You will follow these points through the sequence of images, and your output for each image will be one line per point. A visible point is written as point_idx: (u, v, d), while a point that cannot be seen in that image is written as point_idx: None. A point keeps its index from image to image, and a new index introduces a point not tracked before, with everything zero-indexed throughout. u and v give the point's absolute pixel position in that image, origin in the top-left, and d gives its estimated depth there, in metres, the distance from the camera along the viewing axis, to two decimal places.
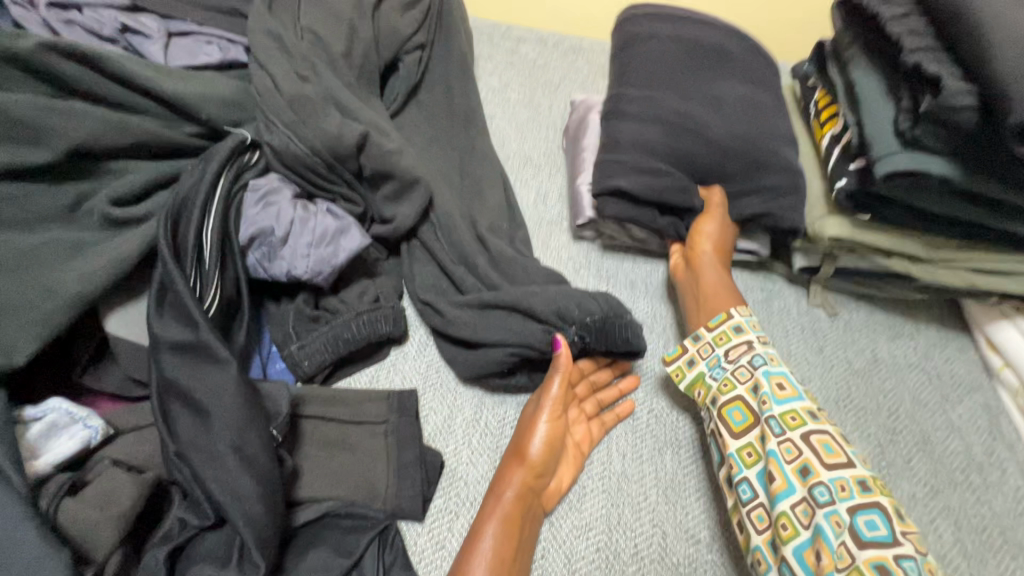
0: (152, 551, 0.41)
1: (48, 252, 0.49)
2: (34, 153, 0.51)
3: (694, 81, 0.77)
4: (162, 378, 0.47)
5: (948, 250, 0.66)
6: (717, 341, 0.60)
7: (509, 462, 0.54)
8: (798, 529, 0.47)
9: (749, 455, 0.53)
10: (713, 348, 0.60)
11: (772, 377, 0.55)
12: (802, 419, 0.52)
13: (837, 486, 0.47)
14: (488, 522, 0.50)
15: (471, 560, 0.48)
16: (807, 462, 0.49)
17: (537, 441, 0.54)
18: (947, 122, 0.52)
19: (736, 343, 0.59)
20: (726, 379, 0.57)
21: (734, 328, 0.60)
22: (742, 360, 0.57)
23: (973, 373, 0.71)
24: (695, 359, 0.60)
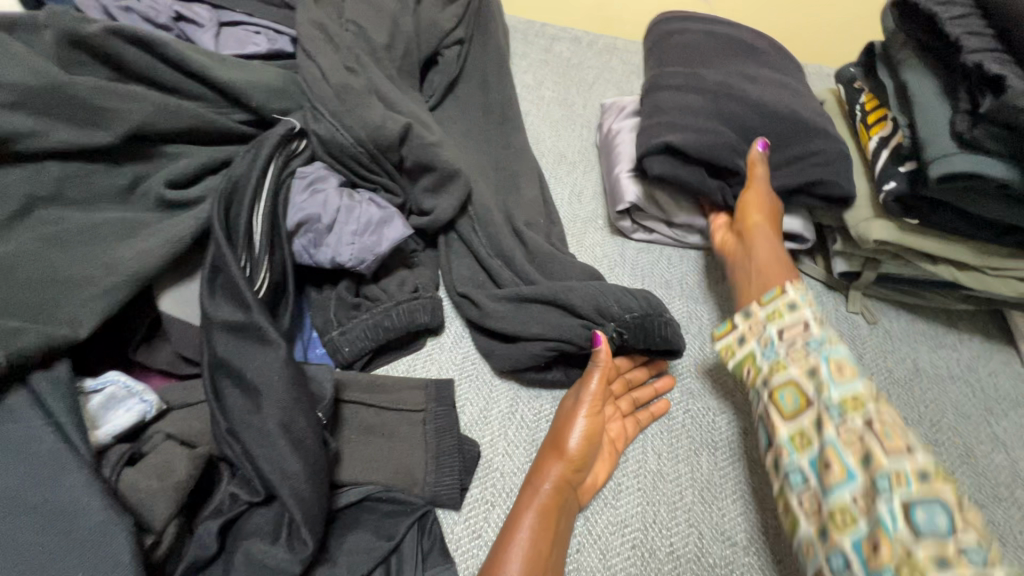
0: (204, 523, 0.42)
1: (108, 231, 0.51)
2: (96, 134, 0.53)
3: (736, 81, 0.77)
4: (214, 357, 0.48)
5: (1001, 259, 0.64)
6: (771, 319, 0.57)
7: (547, 454, 0.54)
8: (851, 520, 0.42)
9: (800, 440, 0.48)
10: (767, 326, 0.57)
11: (831, 361, 0.50)
12: (862, 401, 0.46)
13: (892, 475, 0.41)
14: (525, 513, 0.50)
15: (508, 550, 0.48)
16: (865, 447, 0.44)
17: (576, 436, 0.54)
18: (1009, 125, 0.50)
19: (792, 323, 0.55)
20: (779, 361, 0.53)
21: (788, 306, 0.56)
22: (797, 342, 0.53)
23: (1018, 387, 0.70)
24: (748, 337, 0.58)
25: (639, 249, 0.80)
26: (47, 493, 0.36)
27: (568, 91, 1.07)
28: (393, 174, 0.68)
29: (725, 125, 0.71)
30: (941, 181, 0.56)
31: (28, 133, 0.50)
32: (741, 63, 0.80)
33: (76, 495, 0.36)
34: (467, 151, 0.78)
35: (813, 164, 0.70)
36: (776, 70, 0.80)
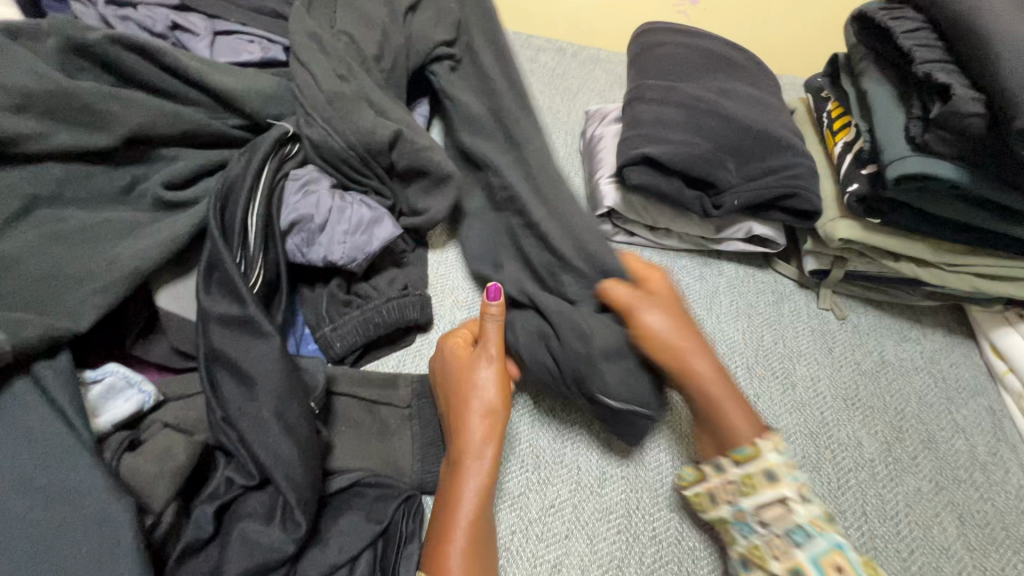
0: (201, 506, 0.44)
1: (108, 229, 0.53)
2: (96, 137, 0.55)
3: (710, 89, 0.81)
4: (211, 349, 0.50)
5: (958, 256, 0.68)
6: (743, 488, 0.48)
7: (462, 409, 0.52)
8: None
9: None
10: (738, 497, 0.49)
11: (827, 558, 0.43)
12: None
13: None
14: (468, 475, 0.50)
15: (455, 511, 0.48)
16: None
17: (490, 389, 0.53)
18: (955, 130, 0.55)
19: (767, 500, 0.47)
20: (756, 544, 0.47)
21: (765, 475, 0.47)
22: (777, 529, 0.46)
23: (978, 377, 0.74)
24: (716, 496, 0.50)
25: (620, 250, 0.83)
26: (51, 474, 0.38)
27: (553, 100, 1.11)
28: (383, 177, 0.71)
29: (699, 130, 0.75)
30: (897, 182, 0.60)
31: (31, 136, 0.52)
32: (716, 74, 0.85)
33: (80, 476, 0.38)
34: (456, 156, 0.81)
35: (783, 166, 0.74)
36: (748, 80, 0.85)
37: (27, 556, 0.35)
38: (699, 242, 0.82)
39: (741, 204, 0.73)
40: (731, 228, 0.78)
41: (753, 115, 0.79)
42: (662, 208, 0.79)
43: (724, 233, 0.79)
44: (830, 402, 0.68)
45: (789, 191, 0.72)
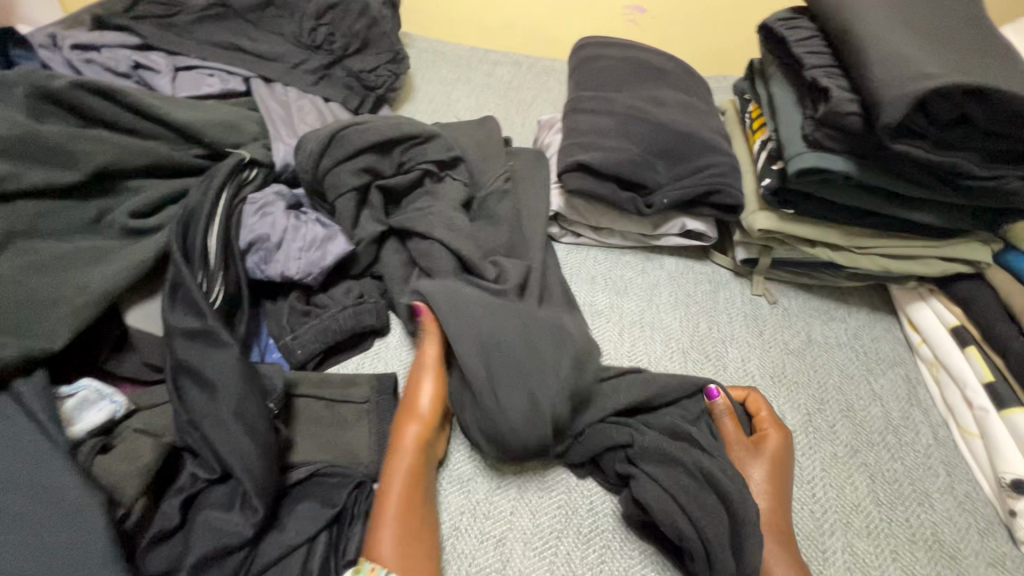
0: (170, 501, 0.49)
1: (78, 257, 0.58)
2: (64, 174, 0.60)
3: (641, 96, 0.88)
4: (176, 360, 0.55)
5: (865, 240, 0.75)
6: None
7: (401, 420, 0.60)
8: None
9: None
10: None
11: None
12: None
13: None
14: (395, 473, 0.56)
15: (383, 505, 0.54)
16: None
17: (424, 398, 0.61)
18: (839, 127, 0.61)
19: None
20: None
21: None
22: None
23: (896, 350, 0.80)
24: None
25: (568, 250, 0.89)
26: (30, 474, 0.43)
27: (508, 112, 1.17)
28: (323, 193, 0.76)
29: (630, 136, 0.81)
30: (798, 175, 0.66)
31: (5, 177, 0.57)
32: (649, 82, 0.91)
33: (56, 476, 0.43)
34: None
35: (707, 164, 0.80)
36: (678, 87, 0.92)
37: (9, 546, 0.40)
38: (641, 239, 0.88)
39: (669, 202, 0.79)
40: (666, 224, 0.84)
41: (681, 118, 0.86)
42: (602, 210, 0.84)
43: (661, 229, 0.85)
44: (758, 379, 0.74)
45: (712, 187, 0.78)
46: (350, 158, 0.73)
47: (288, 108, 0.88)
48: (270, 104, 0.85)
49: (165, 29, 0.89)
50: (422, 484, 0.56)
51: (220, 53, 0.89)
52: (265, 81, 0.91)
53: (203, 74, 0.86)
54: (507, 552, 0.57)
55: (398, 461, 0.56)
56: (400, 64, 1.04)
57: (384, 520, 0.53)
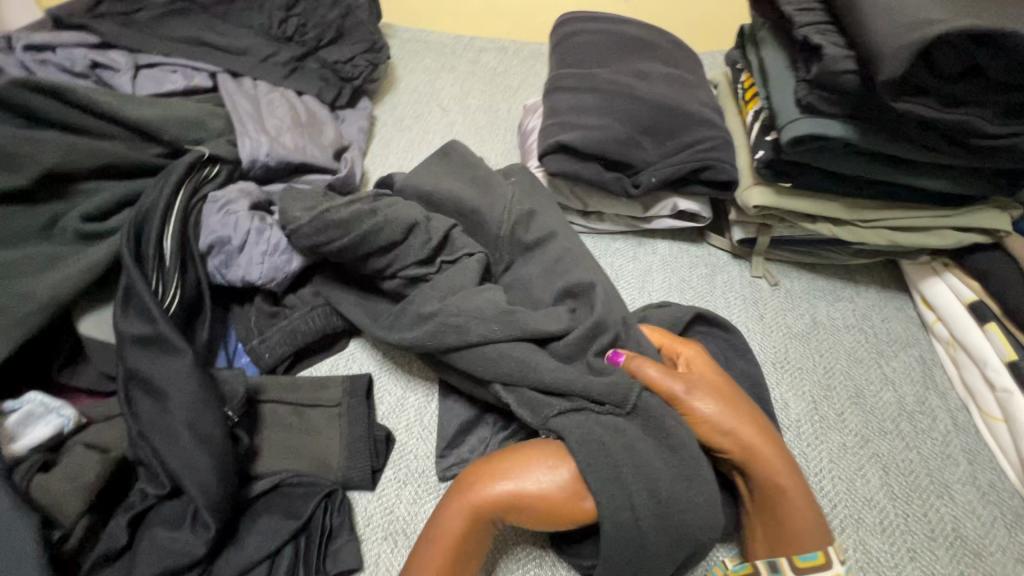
0: (119, 520, 0.46)
1: (24, 265, 0.55)
2: (8, 178, 0.58)
3: (625, 71, 0.83)
4: (127, 369, 0.52)
5: (870, 212, 0.69)
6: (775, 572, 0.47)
7: (467, 497, 0.47)
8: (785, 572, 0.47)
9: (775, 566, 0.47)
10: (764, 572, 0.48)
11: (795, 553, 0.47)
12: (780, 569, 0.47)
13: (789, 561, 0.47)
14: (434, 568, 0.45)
15: None
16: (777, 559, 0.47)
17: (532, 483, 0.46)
18: (834, 88, 0.56)
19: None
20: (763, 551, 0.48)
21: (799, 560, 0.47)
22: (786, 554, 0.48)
23: (910, 330, 0.74)
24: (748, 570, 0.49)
25: None
26: None
27: (493, 98, 1.12)
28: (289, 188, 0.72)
29: (614, 112, 0.76)
30: (792, 144, 0.61)
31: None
32: (634, 56, 0.86)
33: None
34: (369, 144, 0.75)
35: (697, 138, 0.75)
36: (667, 61, 0.86)
37: None
38: (633, 223, 0.82)
39: (658, 181, 0.73)
40: (657, 205, 0.79)
41: (670, 92, 0.80)
42: (589, 192, 0.79)
43: (652, 211, 0.79)
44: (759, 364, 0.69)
45: (703, 162, 0.72)
46: None
47: (256, 102, 0.84)
48: (236, 99, 0.82)
49: (127, 26, 0.86)
50: (465, 547, 0.46)
51: (185, 48, 0.86)
52: (233, 75, 0.87)
53: (165, 70, 0.83)
54: (489, 563, 0.53)
55: (444, 516, 0.47)
56: (377, 53, 1.00)
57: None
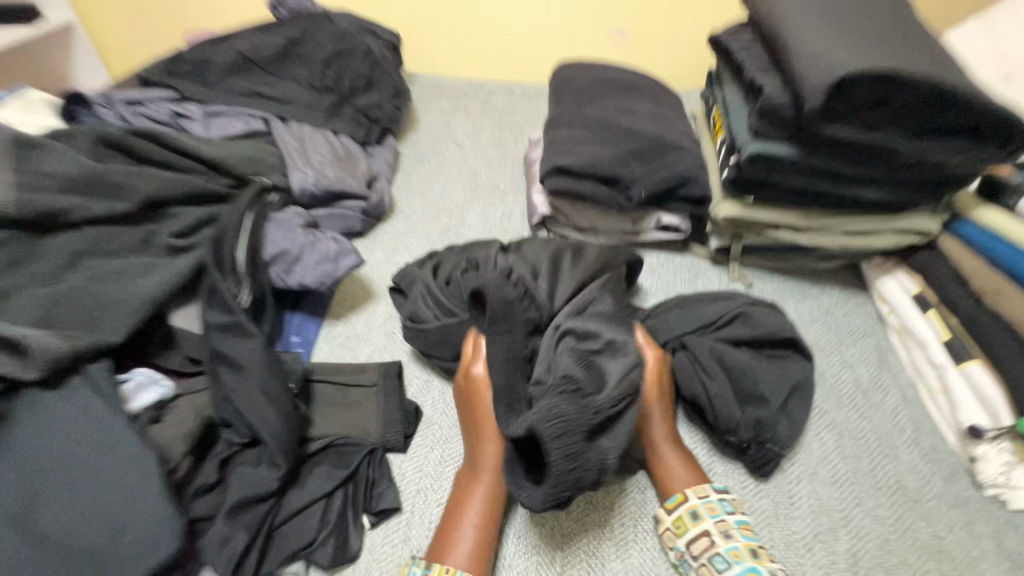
0: (210, 462, 0.58)
1: (129, 270, 0.69)
2: (120, 202, 0.73)
3: (612, 107, 0.98)
4: (213, 350, 0.65)
5: (824, 220, 0.81)
6: (676, 531, 0.58)
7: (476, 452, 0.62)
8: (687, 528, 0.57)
9: (678, 529, 0.57)
10: (674, 538, 0.57)
11: None
12: (684, 527, 0.57)
13: (731, 554, 0.54)
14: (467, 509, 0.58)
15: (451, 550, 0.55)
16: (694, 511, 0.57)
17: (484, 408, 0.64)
18: (776, 118, 0.69)
19: (695, 535, 0.56)
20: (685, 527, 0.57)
21: (689, 515, 0.57)
22: (704, 559, 0.54)
23: (868, 322, 0.85)
24: (698, 512, 0.57)
25: None
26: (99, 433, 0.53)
27: (502, 133, 1.27)
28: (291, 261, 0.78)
29: (602, 141, 0.91)
30: (749, 163, 0.74)
31: (68, 210, 0.69)
32: (622, 95, 1.01)
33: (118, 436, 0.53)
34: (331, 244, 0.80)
35: (674, 161, 0.88)
36: (649, 99, 1.02)
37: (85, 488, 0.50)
38: (625, 237, 0.94)
39: (648, 193, 0.86)
40: (643, 220, 0.92)
41: (650, 124, 0.95)
42: (586, 209, 0.92)
43: (640, 225, 0.92)
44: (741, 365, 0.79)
45: (680, 179, 0.86)
46: (303, 261, 0.78)
47: (302, 142, 1.00)
48: (287, 139, 0.98)
49: (198, 84, 1.04)
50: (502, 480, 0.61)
51: (245, 99, 1.04)
52: (283, 120, 1.04)
53: (228, 116, 1.01)
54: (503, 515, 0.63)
55: (483, 463, 0.61)
56: (402, 99, 1.18)
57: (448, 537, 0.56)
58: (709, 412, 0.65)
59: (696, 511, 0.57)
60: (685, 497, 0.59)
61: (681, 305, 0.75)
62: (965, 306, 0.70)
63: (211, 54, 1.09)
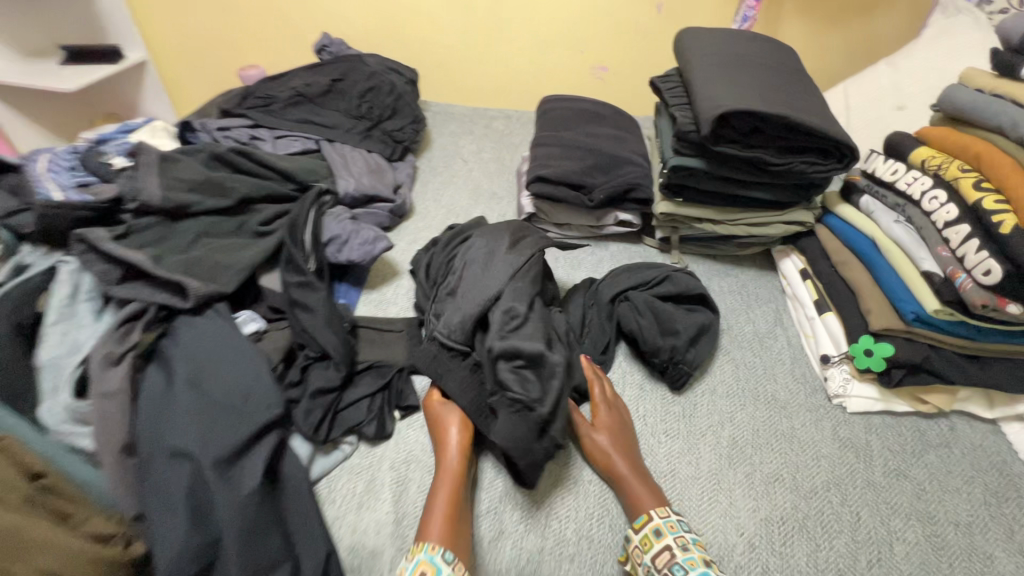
0: (294, 368, 0.86)
1: (231, 244, 0.97)
2: (223, 198, 1.02)
3: (583, 131, 1.27)
4: (291, 300, 0.94)
5: (735, 215, 1.08)
6: (643, 548, 0.69)
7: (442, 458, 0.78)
8: (653, 543, 0.69)
9: (646, 545, 0.69)
10: (641, 555, 0.69)
11: None
12: (651, 542, 0.69)
13: (687, 562, 0.67)
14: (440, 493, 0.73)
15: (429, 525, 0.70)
16: (659, 529, 0.70)
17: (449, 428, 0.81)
18: (687, 139, 0.98)
19: (658, 550, 0.68)
20: (650, 543, 0.69)
21: (654, 532, 0.69)
22: (666, 569, 0.66)
23: (772, 293, 1.12)
24: (660, 530, 0.70)
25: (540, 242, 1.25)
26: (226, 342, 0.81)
27: (501, 151, 1.58)
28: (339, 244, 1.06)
29: (573, 157, 1.20)
30: (672, 172, 1.02)
31: (191, 203, 0.97)
32: (591, 122, 1.31)
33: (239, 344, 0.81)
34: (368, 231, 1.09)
35: (627, 172, 1.17)
36: (612, 124, 1.31)
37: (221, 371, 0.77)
38: (590, 230, 1.24)
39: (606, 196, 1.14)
40: (605, 217, 1.20)
41: (611, 144, 1.24)
42: (562, 209, 1.21)
43: (602, 221, 1.21)
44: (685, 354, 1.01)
45: (630, 185, 1.14)
46: (349, 244, 1.06)
47: (344, 158, 1.30)
48: (334, 156, 1.29)
49: (267, 114, 1.35)
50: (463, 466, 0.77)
51: (301, 125, 1.35)
52: (329, 141, 1.34)
53: (290, 138, 1.31)
54: None
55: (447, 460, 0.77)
56: (421, 125, 1.49)
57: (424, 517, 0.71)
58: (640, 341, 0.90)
59: (659, 529, 0.70)
60: (650, 517, 0.72)
61: (624, 273, 1.01)
62: (826, 273, 0.98)
63: (275, 91, 1.41)
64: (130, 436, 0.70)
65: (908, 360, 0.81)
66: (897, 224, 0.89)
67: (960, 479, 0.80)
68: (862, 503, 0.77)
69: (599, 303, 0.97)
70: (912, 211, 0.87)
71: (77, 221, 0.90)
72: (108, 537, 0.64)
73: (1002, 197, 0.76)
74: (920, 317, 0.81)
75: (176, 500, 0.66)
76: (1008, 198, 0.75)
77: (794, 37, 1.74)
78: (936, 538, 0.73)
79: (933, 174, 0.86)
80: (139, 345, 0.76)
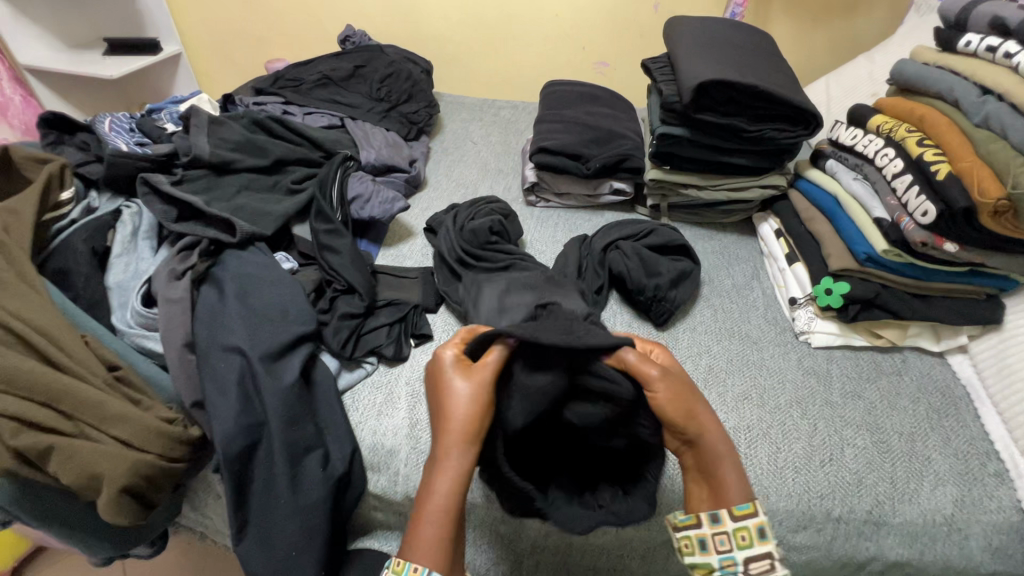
0: (324, 298, 0.99)
1: (267, 197, 1.10)
2: (261, 157, 1.15)
3: (582, 110, 1.41)
4: (320, 244, 1.05)
5: (718, 181, 1.20)
6: (736, 538, 0.63)
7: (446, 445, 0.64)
8: (751, 541, 0.62)
9: (742, 536, 0.62)
10: (729, 544, 0.63)
11: None
12: (749, 539, 0.62)
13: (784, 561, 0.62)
14: (436, 498, 0.62)
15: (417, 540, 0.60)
16: (764, 525, 0.62)
17: (468, 406, 0.66)
18: (672, 110, 1.10)
19: (757, 553, 0.62)
20: (747, 540, 0.62)
21: (760, 532, 0.62)
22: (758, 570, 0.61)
23: (752, 253, 1.23)
24: (764, 526, 0.62)
25: (542, 211, 1.37)
26: (267, 271, 0.93)
27: (507, 135, 1.72)
28: (362, 201, 1.19)
29: (572, 132, 1.33)
30: (660, 140, 1.14)
31: (233, 160, 1.11)
32: (590, 103, 1.44)
33: (278, 273, 0.93)
34: (387, 193, 1.22)
35: (621, 145, 1.30)
36: (609, 106, 1.45)
37: (264, 293, 0.89)
38: (588, 199, 1.36)
39: (601, 165, 1.26)
40: (600, 186, 1.32)
41: (607, 122, 1.37)
42: (561, 179, 1.33)
43: (598, 189, 1.32)
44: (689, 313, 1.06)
45: (623, 156, 1.27)
46: (370, 202, 1.19)
47: (365, 133, 1.43)
48: (356, 131, 1.42)
49: (296, 94, 1.50)
50: (461, 476, 0.63)
51: (327, 104, 1.49)
52: (351, 118, 1.47)
53: (316, 114, 1.45)
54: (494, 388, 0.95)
55: (445, 458, 0.64)
56: (434, 108, 1.63)
57: (419, 532, 0.60)
58: (630, 281, 1.01)
59: (763, 528, 0.62)
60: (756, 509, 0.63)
61: (614, 227, 1.13)
62: (797, 230, 1.10)
63: (303, 75, 1.56)
64: (189, 338, 0.82)
65: (862, 296, 0.94)
66: (855, 181, 1.02)
67: (907, 398, 0.91)
68: (819, 416, 0.88)
69: (593, 251, 1.09)
70: (868, 170, 1.00)
71: (137, 170, 1.03)
72: (171, 420, 0.79)
73: (940, 149, 0.87)
74: (871, 257, 0.95)
75: (228, 386, 0.78)
76: (944, 150, 0.86)
77: (781, 36, 1.88)
78: (882, 444, 0.85)
79: (886, 137, 0.98)
80: (195, 268, 0.89)
